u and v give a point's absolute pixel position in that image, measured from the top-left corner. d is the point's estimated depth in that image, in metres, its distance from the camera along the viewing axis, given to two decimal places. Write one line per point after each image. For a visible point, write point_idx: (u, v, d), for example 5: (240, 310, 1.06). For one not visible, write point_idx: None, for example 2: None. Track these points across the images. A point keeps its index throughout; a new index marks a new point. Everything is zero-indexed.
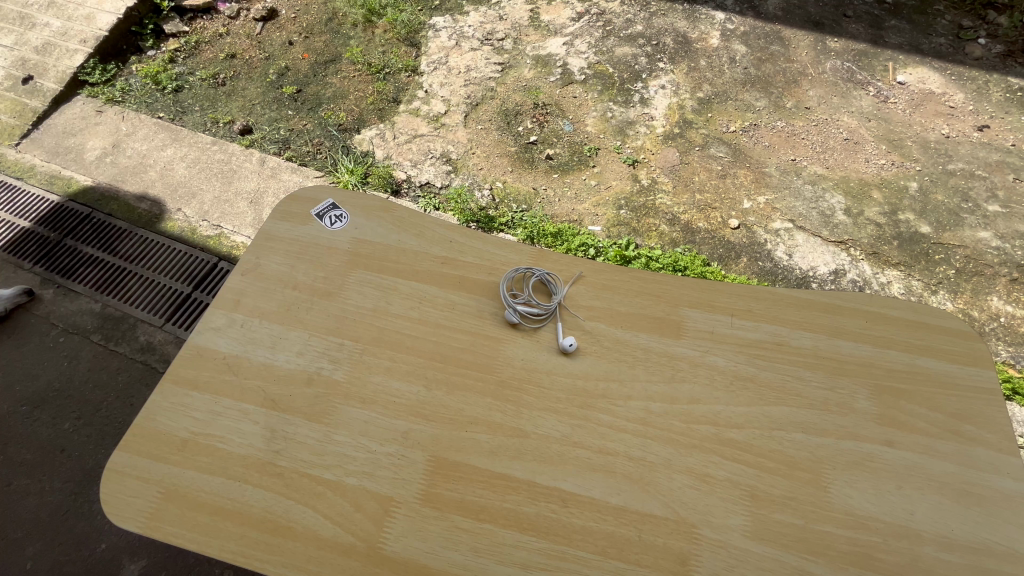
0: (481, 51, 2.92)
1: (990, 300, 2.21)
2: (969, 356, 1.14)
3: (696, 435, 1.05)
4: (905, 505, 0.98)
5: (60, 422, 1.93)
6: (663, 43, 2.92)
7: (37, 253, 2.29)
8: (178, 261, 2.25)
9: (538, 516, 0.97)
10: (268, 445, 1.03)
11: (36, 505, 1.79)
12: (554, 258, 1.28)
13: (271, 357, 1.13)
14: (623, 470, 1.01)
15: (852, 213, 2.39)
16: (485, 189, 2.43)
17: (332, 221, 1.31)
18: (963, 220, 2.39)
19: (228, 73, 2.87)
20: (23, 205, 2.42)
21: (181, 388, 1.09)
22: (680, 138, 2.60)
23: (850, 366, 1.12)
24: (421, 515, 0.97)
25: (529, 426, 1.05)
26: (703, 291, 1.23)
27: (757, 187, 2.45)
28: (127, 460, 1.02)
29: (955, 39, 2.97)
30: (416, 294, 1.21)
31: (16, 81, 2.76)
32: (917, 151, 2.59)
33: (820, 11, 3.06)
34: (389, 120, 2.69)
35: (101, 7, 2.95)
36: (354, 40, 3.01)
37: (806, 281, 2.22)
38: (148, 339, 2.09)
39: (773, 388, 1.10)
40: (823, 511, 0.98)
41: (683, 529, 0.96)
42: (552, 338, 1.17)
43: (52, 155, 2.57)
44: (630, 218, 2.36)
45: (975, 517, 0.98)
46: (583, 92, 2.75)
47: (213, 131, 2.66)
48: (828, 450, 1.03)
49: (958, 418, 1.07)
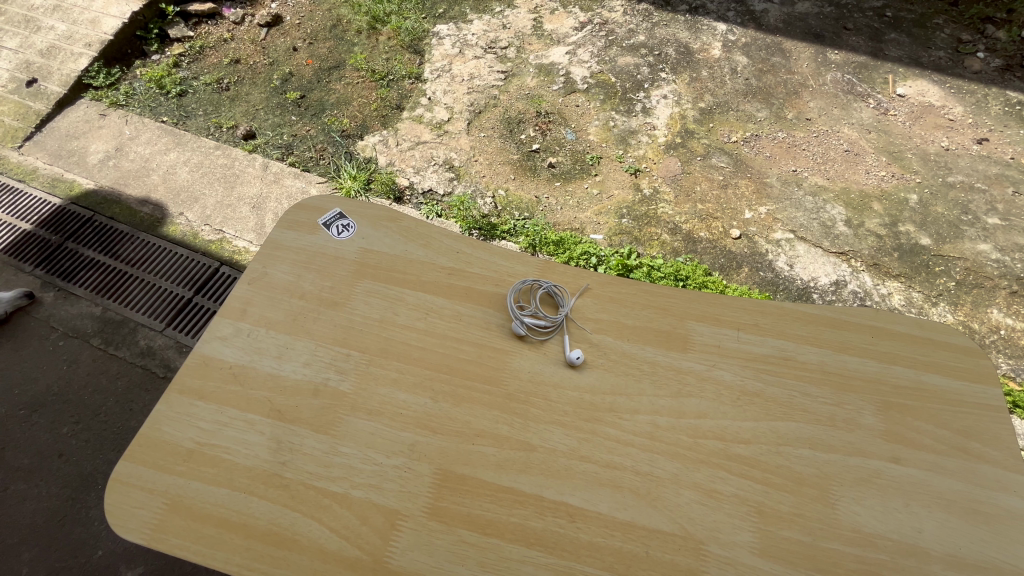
0: (484, 59, 2.93)
1: (990, 313, 2.22)
2: (974, 373, 1.14)
3: (703, 450, 1.05)
4: (913, 523, 0.98)
5: (59, 426, 1.92)
6: (665, 53, 2.94)
7: (38, 256, 2.29)
8: (179, 265, 2.24)
9: (545, 531, 0.96)
10: (274, 456, 1.03)
11: (33, 510, 1.78)
12: (561, 270, 1.29)
13: (277, 366, 1.12)
14: (629, 486, 1.01)
15: (853, 224, 2.40)
16: (487, 197, 2.44)
17: (339, 231, 1.32)
18: (963, 233, 2.40)
19: (232, 79, 2.88)
20: (25, 207, 2.42)
21: (186, 398, 1.09)
22: (681, 148, 2.61)
23: (856, 381, 1.13)
24: (427, 529, 0.97)
25: (536, 439, 1.05)
26: (709, 304, 1.23)
27: (758, 197, 2.46)
28: (131, 470, 1.02)
29: (954, 53, 2.99)
30: (423, 305, 1.21)
31: (21, 84, 2.77)
32: (917, 163, 2.60)
33: (821, 23, 3.09)
34: (392, 127, 2.70)
35: (106, 11, 2.96)
36: (358, 47, 3.02)
37: (807, 292, 2.22)
38: (148, 343, 2.08)
39: (780, 403, 1.10)
40: (830, 528, 0.98)
41: (690, 545, 0.96)
42: (558, 351, 1.17)
43: (55, 157, 2.57)
44: (631, 227, 2.37)
45: (982, 535, 0.98)
46: (585, 101, 2.76)
47: (216, 136, 2.66)
48: (835, 466, 1.03)
49: (964, 435, 1.07)
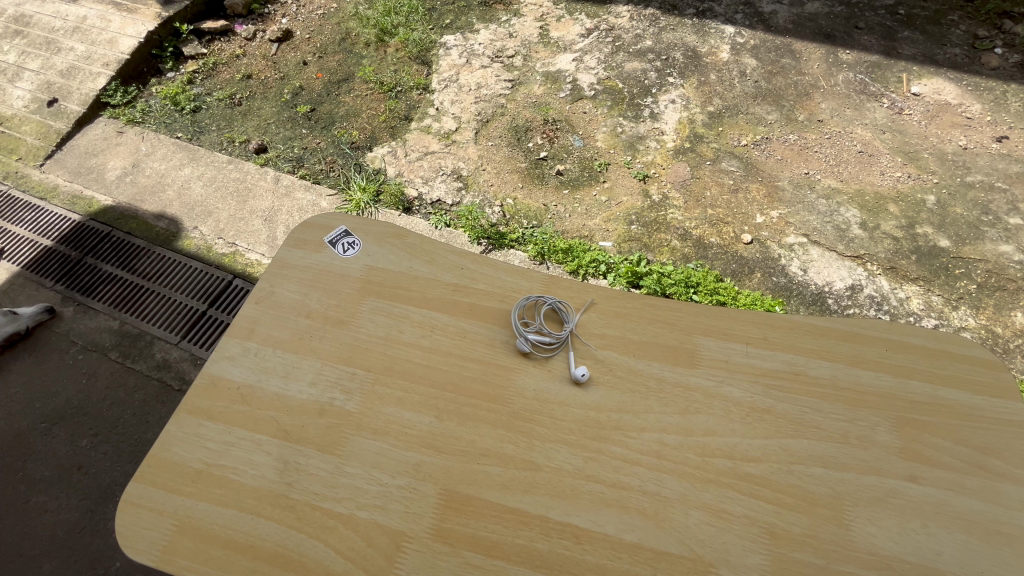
0: (491, 68, 2.94)
1: (1013, 316, 2.15)
2: (993, 386, 1.11)
3: (711, 468, 1.03)
4: (932, 544, 0.96)
5: (78, 439, 1.96)
6: (673, 58, 2.92)
7: (59, 271, 2.34)
8: (194, 278, 2.28)
9: (551, 553, 0.95)
10: (281, 477, 1.03)
11: (53, 522, 1.81)
12: (566, 285, 1.28)
13: (284, 386, 1.13)
14: (637, 506, 1.00)
15: (868, 227, 2.35)
16: (495, 206, 2.44)
17: (345, 248, 1.32)
18: (984, 234, 2.34)
19: (244, 94, 2.93)
20: (47, 224, 2.48)
21: (195, 419, 1.10)
22: (691, 153, 2.59)
23: (870, 397, 1.10)
24: (433, 551, 0.96)
25: (541, 458, 1.04)
26: (716, 318, 1.21)
27: (770, 202, 2.43)
28: (143, 491, 1.03)
29: (970, 49, 2.93)
30: (427, 323, 1.21)
31: (42, 104, 2.85)
32: (934, 163, 2.55)
33: (831, 23, 3.05)
34: (401, 138, 2.72)
35: (123, 31, 3.02)
36: (366, 59, 3.05)
37: (822, 297, 2.18)
38: (164, 356, 2.11)
39: (791, 420, 1.08)
40: (845, 550, 0.95)
41: (699, 567, 0.94)
42: (563, 367, 1.16)
43: (75, 174, 2.63)
44: (641, 233, 2.35)
45: (1005, 558, 0.95)
46: (593, 108, 2.75)
47: (229, 150, 2.70)
48: (849, 486, 1.01)
49: (984, 452, 1.04)
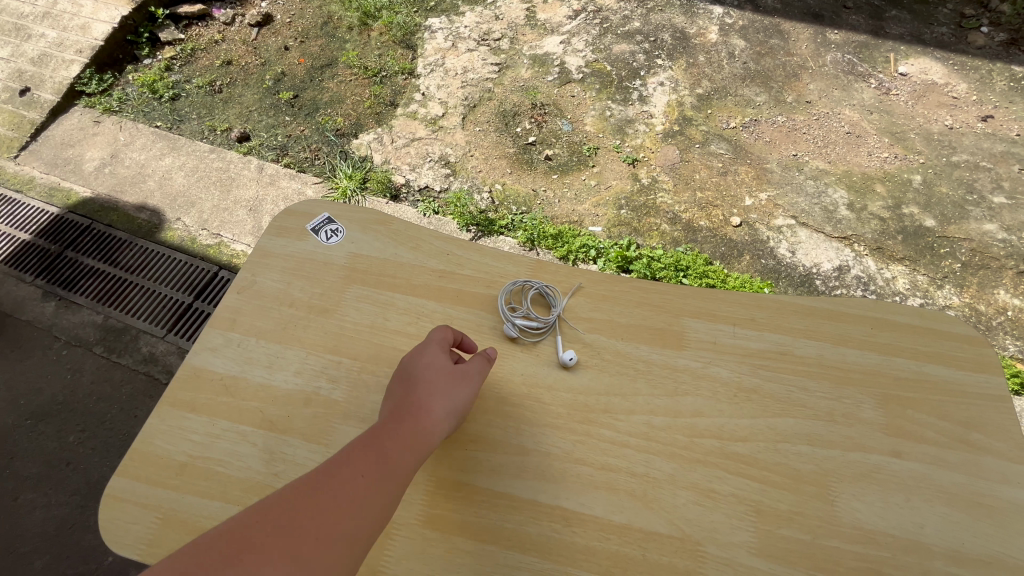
0: (478, 52, 2.89)
1: (996, 294, 2.18)
2: (977, 362, 1.12)
3: (699, 449, 1.03)
4: (914, 518, 0.97)
5: (65, 435, 1.93)
6: (661, 39, 2.89)
7: (38, 266, 2.29)
8: (178, 270, 2.24)
9: (541, 536, 0.96)
10: (268, 467, 1.02)
11: (43, 518, 1.79)
12: (554, 269, 1.27)
13: (268, 376, 1.12)
14: (625, 487, 1.00)
15: (855, 208, 2.36)
16: (484, 192, 2.42)
17: (328, 236, 1.30)
18: (968, 213, 2.36)
19: (224, 80, 2.86)
20: (24, 217, 2.42)
21: (178, 411, 1.08)
22: (679, 136, 2.57)
23: (856, 375, 1.11)
24: (422, 537, 0.96)
25: (530, 443, 1.04)
26: (703, 300, 1.21)
27: (758, 184, 2.43)
28: (127, 485, 1.02)
29: (957, 28, 2.93)
30: (413, 310, 1.20)
31: (13, 93, 2.76)
32: (921, 144, 2.56)
33: (819, 2, 3.02)
34: (386, 124, 2.67)
35: (95, 16, 2.93)
36: (349, 44, 2.99)
37: (809, 278, 2.19)
38: (149, 350, 2.08)
39: (778, 399, 1.08)
40: (830, 526, 0.96)
41: (688, 546, 0.95)
42: (551, 352, 1.15)
43: (51, 166, 2.57)
44: (630, 218, 2.34)
45: (986, 529, 0.96)
46: (581, 91, 2.72)
47: (210, 139, 2.65)
48: (835, 463, 1.02)
49: (966, 427, 1.05)
